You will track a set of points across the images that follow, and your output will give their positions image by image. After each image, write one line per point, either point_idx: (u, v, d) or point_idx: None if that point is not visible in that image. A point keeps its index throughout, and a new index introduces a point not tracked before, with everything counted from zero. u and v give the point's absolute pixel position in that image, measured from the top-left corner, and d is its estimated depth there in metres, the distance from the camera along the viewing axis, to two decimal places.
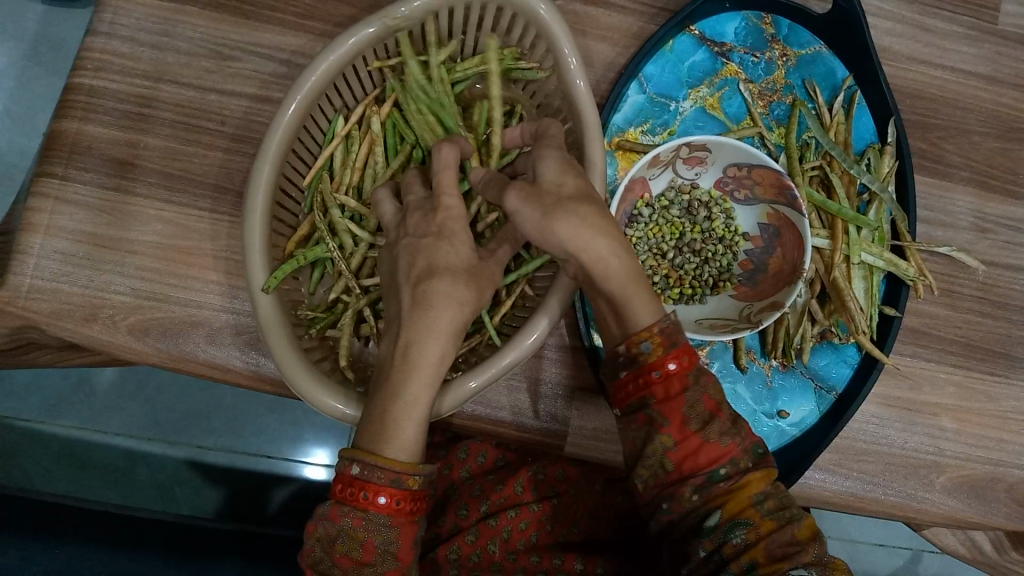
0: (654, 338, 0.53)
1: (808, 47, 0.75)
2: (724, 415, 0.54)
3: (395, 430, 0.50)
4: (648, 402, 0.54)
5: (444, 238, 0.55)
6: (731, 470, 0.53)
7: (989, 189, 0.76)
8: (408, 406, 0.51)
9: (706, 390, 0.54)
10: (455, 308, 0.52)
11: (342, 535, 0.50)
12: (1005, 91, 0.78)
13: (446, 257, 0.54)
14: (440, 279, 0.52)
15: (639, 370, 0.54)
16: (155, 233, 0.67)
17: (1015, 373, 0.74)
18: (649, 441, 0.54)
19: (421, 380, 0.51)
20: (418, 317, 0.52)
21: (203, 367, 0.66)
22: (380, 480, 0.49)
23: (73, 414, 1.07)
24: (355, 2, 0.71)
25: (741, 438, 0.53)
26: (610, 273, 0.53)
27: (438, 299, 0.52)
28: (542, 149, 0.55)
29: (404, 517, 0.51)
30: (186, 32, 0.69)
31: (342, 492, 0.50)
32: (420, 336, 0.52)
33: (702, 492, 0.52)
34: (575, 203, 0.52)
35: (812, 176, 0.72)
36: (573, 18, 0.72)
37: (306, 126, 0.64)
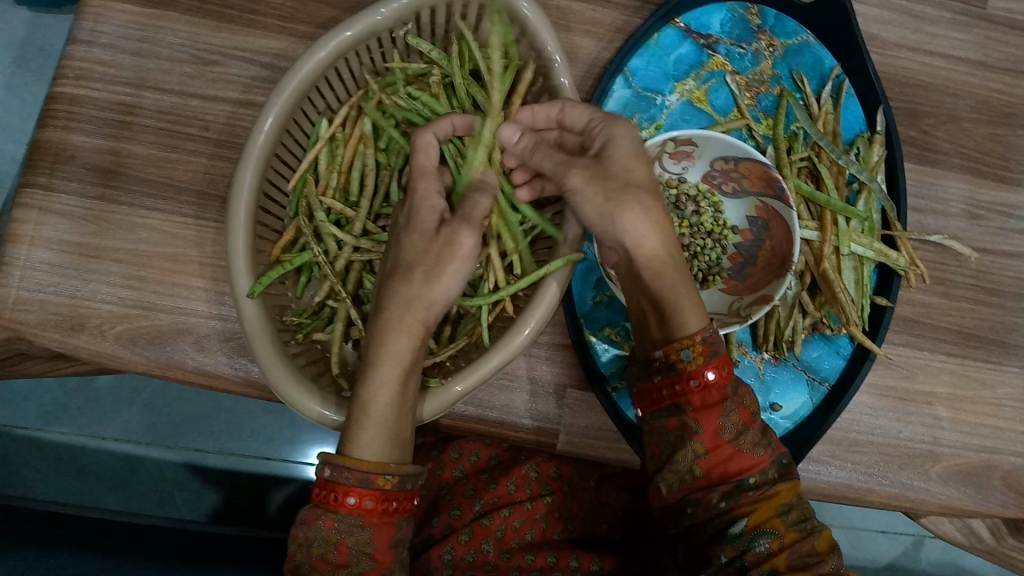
0: (696, 347, 0.55)
1: (795, 37, 0.74)
2: (755, 426, 0.55)
3: (358, 429, 0.53)
4: (684, 409, 0.55)
5: (411, 232, 0.56)
6: (759, 479, 0.54)
7: (980, 175, 0.76)
8: (370, 404, 0.54)
9: (742, 401, 0.55)
10: (405, 306, 0.55)
11: (318, 538, 0.52)
12: (995, 76, 0.77)
13: (413, 254, 0.56)
14: (392, 284, 0.56)
15: (678, 376, 0.55)
16: (140, 241, 0.67)
17: (1010, 360, 0.74)
18: (679, 447, 0.54)
19: (381, 378, 0.54)
20: (382, 319, 0.55)
21: (192, 374, 0.66)
22: (347, 480, 0.51)
23: (69, 422, 1.07)
24: (335, 4, 0.70)
25: (771, 449, 0.55)
26: (664, 271, 0.57)
27: (394, 300, 0.55)
28: (616, 127, 0.57)
29: (378, 517, 0.52)
30: (167, 37, 0.69)
31: (319, 495, 0.52)
32: (380, 334, 0.55)
33: (729, 500, 0.53)
34: (641, 195, 0.56)
35: (800, 168, 0.71)
36: (556, 14, 0.71)
37: (289, 130, 0.63)
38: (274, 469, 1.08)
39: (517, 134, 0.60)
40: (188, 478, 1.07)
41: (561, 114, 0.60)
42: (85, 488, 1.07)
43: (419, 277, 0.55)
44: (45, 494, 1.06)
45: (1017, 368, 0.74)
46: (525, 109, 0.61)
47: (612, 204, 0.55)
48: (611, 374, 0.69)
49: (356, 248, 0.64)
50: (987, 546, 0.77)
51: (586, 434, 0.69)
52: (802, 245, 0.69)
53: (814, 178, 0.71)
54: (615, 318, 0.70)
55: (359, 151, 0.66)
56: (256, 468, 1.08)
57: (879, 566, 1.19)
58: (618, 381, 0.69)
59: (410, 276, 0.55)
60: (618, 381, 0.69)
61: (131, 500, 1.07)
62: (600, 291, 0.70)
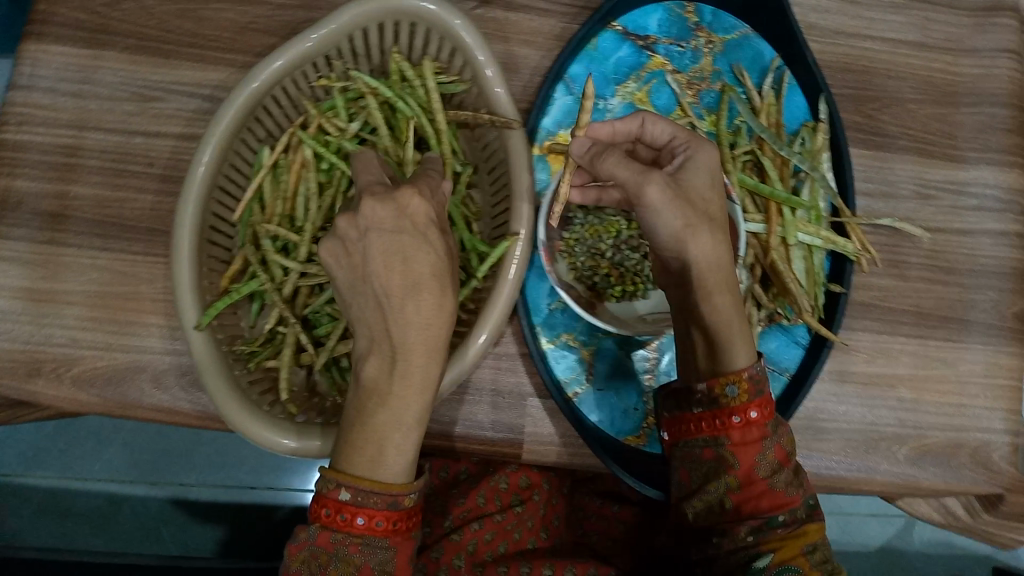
0: (741, 383, 0.56)
1: (734, 32, 0.74)
2: (790, 465, 0.57)
3: (391, 452, 0.49)
4: (722, 442, 0.57)
5: (423, 240, 0.49)
6: (789, 517, 0.55)
7: (928, 155, 0.76)
8: (401, 427, 0.49)
9: (779, 440, 0.57)
10: (440, 316, 0.49)
11: (334, 561, 0.50)
12: (937, 56, 0.77)
13: (426, 262, 0.49)
14: (423, 296, 0.48)
15: (719, 410, 0.57)
16: (91, 282, 0.67)
17: (969, 337, 0.74)
18: (712, 478, 0.57)
19: (414, 394, 0.49)
20: (412, 332, 0.48)
21: (151, 412, 0.66)
22: (374, 504, 0.49)
23: (50, 466, 1.07)
24: (274, 32, 0.70)
25: (802, 489, 0.57)
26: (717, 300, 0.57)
27: (429, 315, 0.48)
28: (700, 152, 0.57)
29: (400, 535, 0.51)
30: (105, 77, 0.69)
31: (330, 517, 0.49)
32: (413, 356, 0.49)
33: (757, 534, 0.55)
34: (714, 227, 0.55)
35: (745, 161, 0.71)
36: (493, 26, 0.71)
37: (229, 160, 0.63)
38: (260, 497, 1.08)
39: (588, 145, 0.59)
40: (174, 512, 1.07)
41: (641, 129, 0.61)
42: (71, 531, 1.06)
43: (446, 289, 0.49)
44: (32, 541, 1.06)
45: (978, 345, 0.74)
46: (604, 124, 0.62)
47: (689, 231, 0.54)
48: (570, 380, 0.69)
49: (303, 274, 0.64)
50: (963, 524, 0.77)
51: (551, 442, 0.68)
52: (750, 237, 0.69)
53: (759, 170, 0.71)
54: (572, 323, 0.70)
55: (302, 176, 0.65)
56: (241, 497, 1.08)
57: (872, 550, 1.18)
58: (580, 386, 0.69)
59: (439, 291, 0.49)
60: (578, 387, 0.69)
61: (117, 539, 1.07)
62: (555, 298, 0.70)
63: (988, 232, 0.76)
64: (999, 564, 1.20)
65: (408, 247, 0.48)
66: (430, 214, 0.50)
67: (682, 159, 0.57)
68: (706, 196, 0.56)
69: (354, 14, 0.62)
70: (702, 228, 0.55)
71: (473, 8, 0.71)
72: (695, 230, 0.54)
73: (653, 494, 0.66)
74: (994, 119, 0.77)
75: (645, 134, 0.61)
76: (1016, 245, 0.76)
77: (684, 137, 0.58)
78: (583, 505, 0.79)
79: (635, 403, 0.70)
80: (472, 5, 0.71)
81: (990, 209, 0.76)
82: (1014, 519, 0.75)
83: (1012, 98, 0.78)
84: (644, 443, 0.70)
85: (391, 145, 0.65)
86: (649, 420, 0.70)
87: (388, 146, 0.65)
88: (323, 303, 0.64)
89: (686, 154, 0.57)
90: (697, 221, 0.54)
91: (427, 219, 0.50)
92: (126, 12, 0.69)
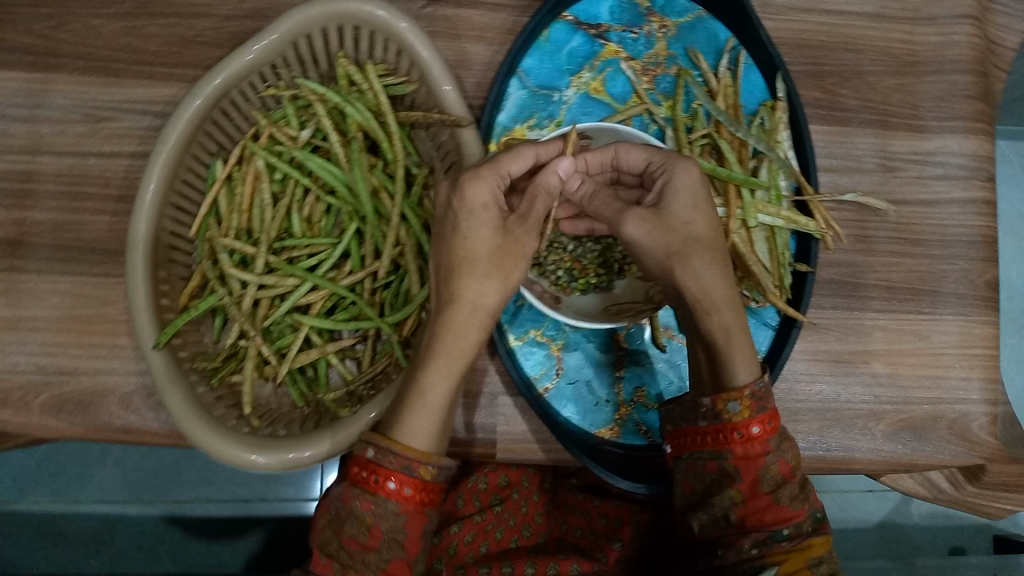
0: (743, 400, 0.57)
1: (686, 15, 0.73)
2: (795, 480, 0.58)
3: (412, 417, 0.53)
4: (725, 455, 0.58)
5: (459, 229, 0.54)
6: (793, 531, 0.56)
7: (891, 128, 0.75)
8: (425, 394, 0.54)
9: (784, 455, 0.58)
10: (474, 296, 0.54)
11: (351, 519, 0.53)
12: (896, 26, 0.76)
13: (466, 246, 0.54)
14: (459, 275, 0.54)
15: (722, 425, 0.58)
16: (53, 306, 0.66)
17: (942, 308, 0.73)
18: (717, 491, 0.58)
19: (440, 370, 0.54)
20: (457, 309, 0.54)
21: (121, 433, 0.66)
22: (391, 464, 0.52)
23: (43, 490, 1.07)
24: (223, 44, 0.69)
25: (807, 504, 0.58)
26: (716, 312, 0.58)
27: (464, 296, 0.54)
28: (678, 173, 0.57)
29: (414, 505, 0.53)
30: (55, 100, 0.68)
31: (357, 475, 0.53)
32: (447, 330, 0.54)
33: (762, 547, 0.56)
34: (699, 251, 0.56)
35: (702, 146, 0.71)
36: (444, 24, 0.71)
37: (181, 176, 0.63)
38: (254, 510, 1.07)
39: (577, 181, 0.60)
40: (168, 529, 1.07)
41: (616, 159, 0.61)
42: (67, 553, 1.07)
43: (483, 271, 0.54)
44: (32, 565, 1.06)
45: (952, 315, 0.73)
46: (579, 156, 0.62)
47: (673, 257, 0.56)
48: (540, 375, 0.69)
49: (262, 286, 0.64)
50: (949, 496, 0.76)
51: (525, 439, 0.68)
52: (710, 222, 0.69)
53: (717, 154, 0.71)
54: (540, 319, 0.70)
55: (256, 188, 0.65)
56: (235, 511, 1.07)
57: (871, 526, 1.16)
58: (550, 381, 0.69)
59: (476, 272, 0.53)
60: (549, 382, 0.69)
61: (114, 560, 1.06)
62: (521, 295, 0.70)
63: (955, 201, 0.75)
64: (1000, 532, 1.18)
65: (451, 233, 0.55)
66: (488, 201, 0.54)
67: (660, 183, 0.58)
68: (688, 220, 0.56)
69: (294, 21, 0.61)
70: (692, 256, 0.56)
71: (422, 7, 0.70)
72: (684, 256, 0.56)
73: (624, 484, 0.66)
74: (956, 87, 0.76)
75: (621, 162, 0.61)
76: (985, 212, 0.76)
77: (659, 160, 0.58)
78: (566, 500, 0.80)
79: (607, 395, 0.70)
80: (420, 4, 0.70)
81: (957, 177, 0.75)
82: (998, 489, 0.74)
83: (974, 64, 0.77)
84: (619, 435, 0.69)
85: (343, 151, 0.64)
86: (621, 411, 0.70)
87: (341, 152, 0.65)
88: (283, 314, 0.64)
89: (665, 176, 0.57)
90: (682, 248, 0.56)
91: (484, 206, 0.54)
92: (70, 33, 0.68)
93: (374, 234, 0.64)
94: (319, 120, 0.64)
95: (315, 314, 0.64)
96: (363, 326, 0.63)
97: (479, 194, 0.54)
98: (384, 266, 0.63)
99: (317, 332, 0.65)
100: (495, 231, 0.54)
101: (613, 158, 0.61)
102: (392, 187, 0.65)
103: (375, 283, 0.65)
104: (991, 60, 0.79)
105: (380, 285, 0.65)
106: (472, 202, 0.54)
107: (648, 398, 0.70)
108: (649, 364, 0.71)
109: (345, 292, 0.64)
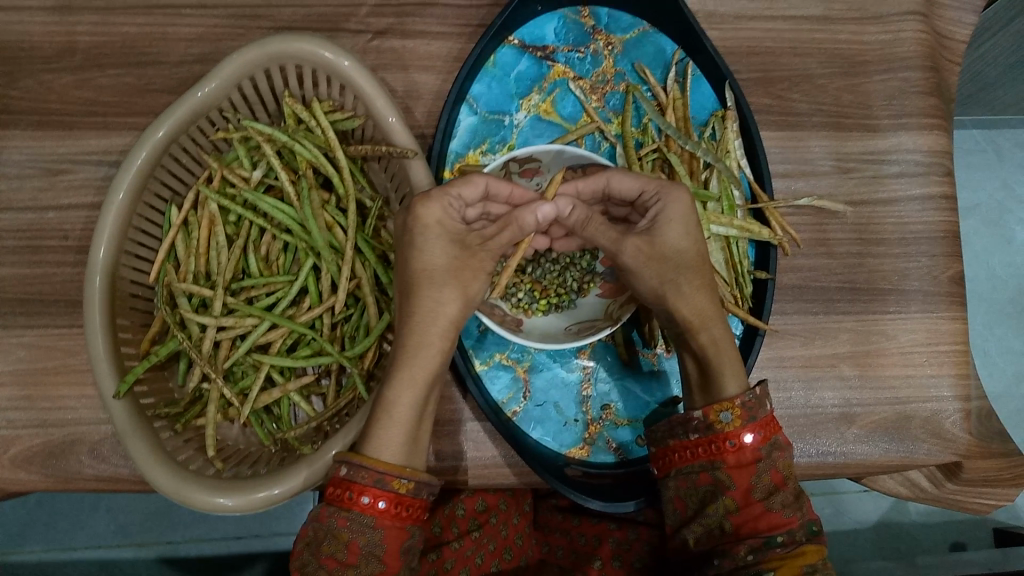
0: (735, 410, 0.56)
1: (632, 31, 0.74)
2: (788, 488, 0.56)
3: (381, 431, 0.53)
4: (718, 465, 0.57)
5: (415, 245, 0.55)
6: (787, 538, 0.54)
7: (843, 129, 0.75)
8: (393, 406, 0.53)
9: (776, 464, 0.56)
10: (434, 308, 0.54)
11: (328, 537, 0.52)
12: (842, 27, 0.76)
13: (422, 259, 0.54)
14: (421, 288, 0.54)
15: (714, 436, 0.57)
16: (19, 360, 0.67)
17: (907, 306, 0.74)
18: (710, 501, 0.57)
19: (407, 381, 0.54)
20: (423, 323, 0.54)
21: (92, 482, 0.66)
22: (364, 479, 0.51)
23: (36, 539, 1.03)
24: (176, 92, 0.70)
25: (802, 513, 0.55)
26: (704, 330, 0.58)
27: (424, 307, 0.54)
28: (674, 194, 0.57)
29: (390, 519, 0.52)
30: (12, 156, 0.69)
31: (332, 493, 0.52)
32: (410, 342, 0.54)
33: (757, 554, 0.54)
34: (688, 274, 0.57)
35: (653, 161, 0.72)
36: (392, 55, 0.71)
37: (135, 224, 0.63)
38: (248, 545, 1.04)
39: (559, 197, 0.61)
40: (164, 572, 1.03)
41: (608, 186, 0.60)
42: None
43: (442, 282, 0.54)
44: None
45: (916, 313, 0.74)
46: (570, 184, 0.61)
47: (664, 284, 0.58)
48: (507, 399, 0.69)
49: (222, 327, 0.64)
50: (930, 495, 0.76)
51: (495, 463, 0.68)
52: None
53: (668, 167, 0.72)
54: (504, 342, 0.70)
55: (212, 231, 0.65)
56: (229, 548, 1.04)
57: (869, 526, 1.14)
58: (518, 404, 0.69)
59: (435, 282, 0.54)
60: (517, 406, 0.69)
61: None
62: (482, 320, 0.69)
63: (913, 198, 0.76)
64: (1000, 524, 1.16)
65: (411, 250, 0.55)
66: (439, 217, 0.55)
67: (653, 211, 0.58)
68: (679, 246, 0.57)
69: (236, 65, 0.62)
70: (680, 281, 0.57)
71: (369, 40, 0.71)
72: (674, 283, 0.57)
73: (594, 505, 0.64)
74: (907, 84, 0.77)
75: (613, 189, 0.60)
76: (944, 208, 0.76)
77: (655, 188, 0.58)
78: (547, 521, 0.81)
79: (575, 414, 0.70)
80: (367, 38, 0.71)
81: (913, 174, 0.76)
82: (979, 484, 0.74)
83: (924, 60, 0.77)
84: (589, 454, 0.69)
85: (294, 189, 0.65)
86: (590, 430, 0.70)
87: (292, 190, 0.65)
88: (243, 355, 0.64)
89: (659, 204, 0.58)
90: (672, 274, 0.57)
91: (439, 220, 0.55)
92: (24, 90, 0.70)
93: (330, 269, 0.64)
94: (269, 159, 0.64)
95: (275, 353, 0.65)
96: (323, 362, 0.63)
97: (434, 213, 0.54)
98: (340, 300, 0.63)
99: (279, 371, 0.65)
100: (451, 245, 0.55)
101: (604, 185, 0.60)
102: (345, 222, 0.65)
103: (333, 317, 0.65)
104: (943, 53, 0.79)
105: (339, 319, 0.65)
106: (426, 220, 0.54)
107: (617, 414, 0.70)
108: (615, 381, 0.71)
109: (305, 328, 0.64)
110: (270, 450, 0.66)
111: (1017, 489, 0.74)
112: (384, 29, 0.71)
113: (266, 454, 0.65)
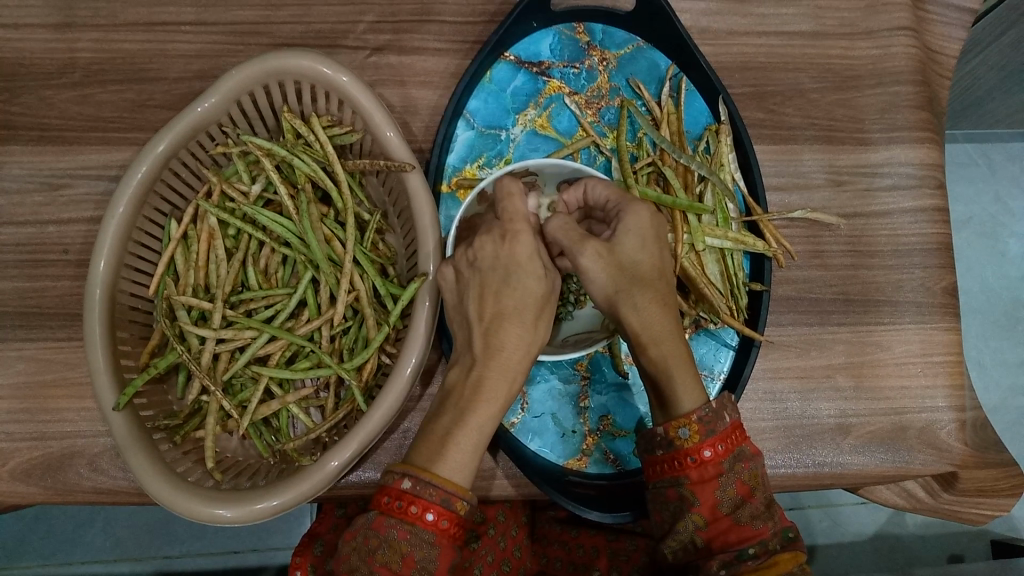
0: (692, 426, 0.55)
1: (626, 46, 0.75)
2: (756, 499, 0.55)
3: (454, 452, 0.50)
4: (682, 481, 0.56)
5: (515, 278, 0.53)
6: (759, 550, 0.53)
7: (836, 143, 0.76)
8: (470, 431, 0.51)
9: (740, 475, 0.55)
10: (522, 343, 0.53)
11: (382, 546, 0.49)
12: (833, 42, 0.77)
13: (514, 296, 0.53)
14: (507, 323, 0.53)
15: (676, 452, 0.56)
16: (18, 373, 0.67)
17: (902, 318, 0.74)
18: (679, 518, 0.56)
19: (483, 404, 0.52)
20: (496, 358, 0.52)
21: (91, 495, 0.66)
22: (431, 496, 0.49)
23: (32, 554, 1.03)
24: (176, 108, 0.71)
25: (774, 522, 0.54)
26: (657, 346, 0.55)
27: (510, 344, 0.53)
28: (632, 206, 0.57)
29: (447, 538, 0.50)
30: (13, 171, 0.70)
31: (390, 504, 0.50)
32: (494, 374, 0.52)
33: (729, 568, 0.53)
34: (643, 287, 0.55)
35: (648, 174, 0.72)
36: (389, 71, 0.72)
37: (134, 238, 0.64)
38: (246, 560, 1.04)
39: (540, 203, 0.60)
40: None
41: (585, 194, 0.61)
42: None
43: (529, 320, 0.53)
44: None
45: (910, 324, 0.74)
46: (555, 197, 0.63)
47: (619, 294, 0.55)
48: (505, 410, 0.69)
49: (221, 340, 0.64)
50: (926, 505, 0.75)
51: (493, 475, 0.68)
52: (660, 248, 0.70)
53: (663, 180, 0.73)
54: None
55: (211, 244, 0.66)
56: (226, 563, 1.04)
57: (867, 538, 1.14)
58: (517, 415, 0.69)
59: (523, 321, 0.53)
60: (515, 417, 0.69)
61: None
62: None
63: (906, 210, 0.76)
64: (997, 536, 1.16)
65: (508, 284, 0.53)
66: (532, 251, 0.54)
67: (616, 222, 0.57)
68: (637, 258, 0.55)
69: (236, 80, 0.62)
70: (634, 293, 0.55)
71: (367, 56, 0.72)
72: (627, 294, 0.55)
73: (593, 515, 0.64)
74: (898, 98, 0.78)
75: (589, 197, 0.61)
76: (936, 220, 0.77)
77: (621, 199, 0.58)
78: (545, 533, 0.81)
79: (572, 425, 0.70)
80: (365, 54, 0.72)
81: (906, 187, 0.77)
82: (974, 494, 0.74)
83: (915, 75, 0.78)
84: (586, 465, 0.70)
85: (293, 204, 0.65)
86: (587, 441, 0.70)
87: (291, 204, 0.66)
88: (242, 367, 0.65)
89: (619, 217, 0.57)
90: (626, 284, 0.55)
91: (529, 256, 0.54)
92: (25, 105, 0.71)
93: (329, 281, 0.65)
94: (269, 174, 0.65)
95: (274, 365, 0.65)
96: (322, 374, 0.64)
97: (524, 250, 0.54)
98: (339, 312, 0.64)
99: (278, 384, 0.65)
100: (542, 277, 0.54)
101: (583, 193, 0.61)
102: (344, 235, 0.66)
103: (332, 329, 0.65)
104: (933, 68, 0.80)
105: (338, 331, 0.66)
106: (521, 255, 0.54)
107: (614, 426, 0.71)
108: (612, 392, 0.71)
109: (304, 341, 0.64)
110: (268, 462, 0.66)
111: (1014, 500, 0.74)
112: (381, 45, 0.72)
113: (264, 466, 0.66)
